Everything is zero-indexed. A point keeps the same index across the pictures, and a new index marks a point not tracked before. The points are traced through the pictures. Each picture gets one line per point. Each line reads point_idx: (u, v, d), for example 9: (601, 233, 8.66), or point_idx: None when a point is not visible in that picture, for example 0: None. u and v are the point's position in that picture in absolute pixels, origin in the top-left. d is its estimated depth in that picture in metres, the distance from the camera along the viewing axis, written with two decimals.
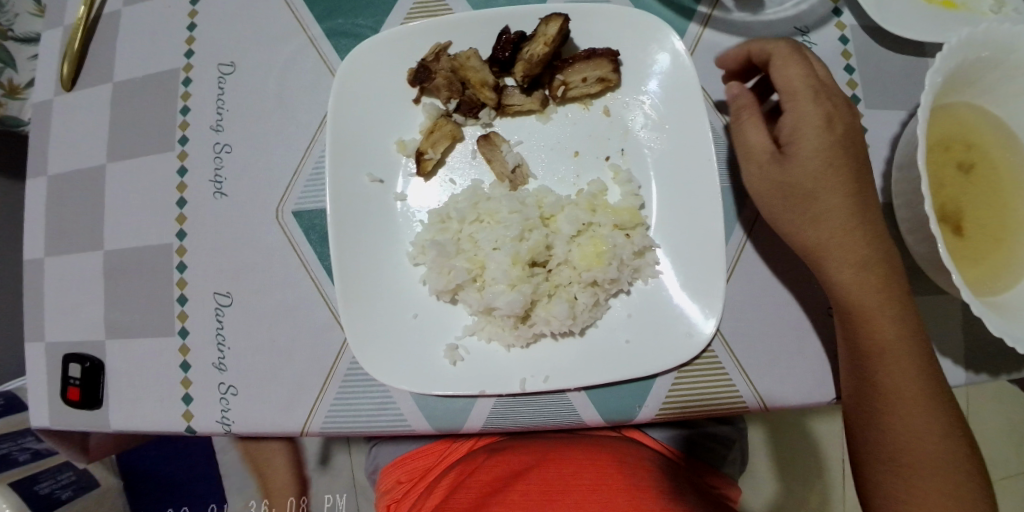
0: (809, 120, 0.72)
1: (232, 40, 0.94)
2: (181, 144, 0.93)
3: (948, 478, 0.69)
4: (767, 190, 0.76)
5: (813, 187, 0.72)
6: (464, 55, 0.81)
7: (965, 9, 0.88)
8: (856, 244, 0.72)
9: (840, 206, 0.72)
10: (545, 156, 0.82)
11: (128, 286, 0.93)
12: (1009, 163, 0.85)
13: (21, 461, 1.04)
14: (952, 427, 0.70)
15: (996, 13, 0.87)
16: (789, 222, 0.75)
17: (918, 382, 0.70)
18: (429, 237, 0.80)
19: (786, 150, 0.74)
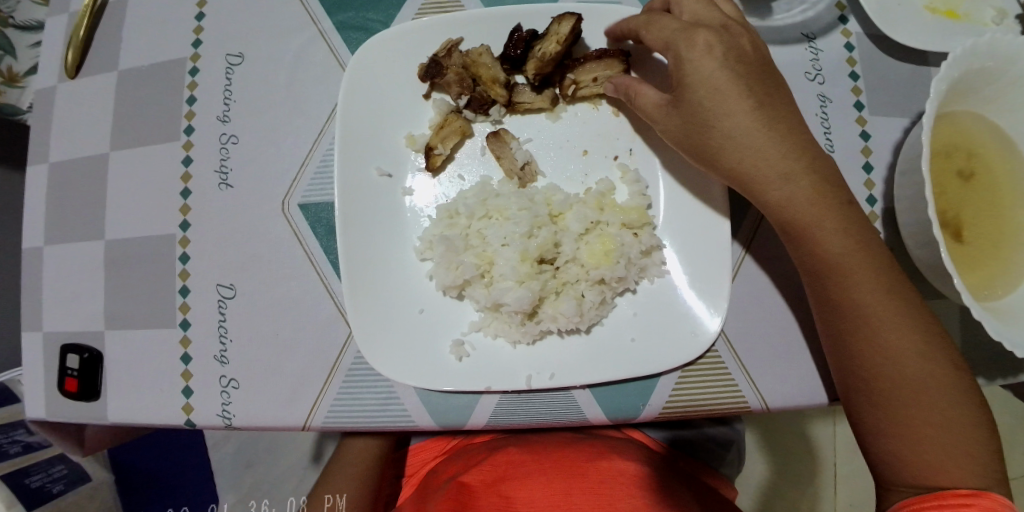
0: (700, 56, 0.71)
1: (241, 30, 0.93)
2: (186, 134, 0.92)
3: (934, 398, 0.68)
4: (682, 135, 0.74)
5: (724, 118, 0.71)
6: (477, 52, 0.81)
7: (967, 19, 0.89)
8: (776, 166, 0.71)
9: (754, 132, 0.71)
10: (554, 154, 0.83)
11: (130, 276, 0.92)
12: (1009, 170, 0.84)
13: (11, 454, 1.06)
14: (919, 348, 0.68)
15: (997, 24, 0.88)
16: (710, 161, 0.74)
17: (869, 305, 0.70)
18: (438, 232, 0.80)
19: (682, 91, 0.72)
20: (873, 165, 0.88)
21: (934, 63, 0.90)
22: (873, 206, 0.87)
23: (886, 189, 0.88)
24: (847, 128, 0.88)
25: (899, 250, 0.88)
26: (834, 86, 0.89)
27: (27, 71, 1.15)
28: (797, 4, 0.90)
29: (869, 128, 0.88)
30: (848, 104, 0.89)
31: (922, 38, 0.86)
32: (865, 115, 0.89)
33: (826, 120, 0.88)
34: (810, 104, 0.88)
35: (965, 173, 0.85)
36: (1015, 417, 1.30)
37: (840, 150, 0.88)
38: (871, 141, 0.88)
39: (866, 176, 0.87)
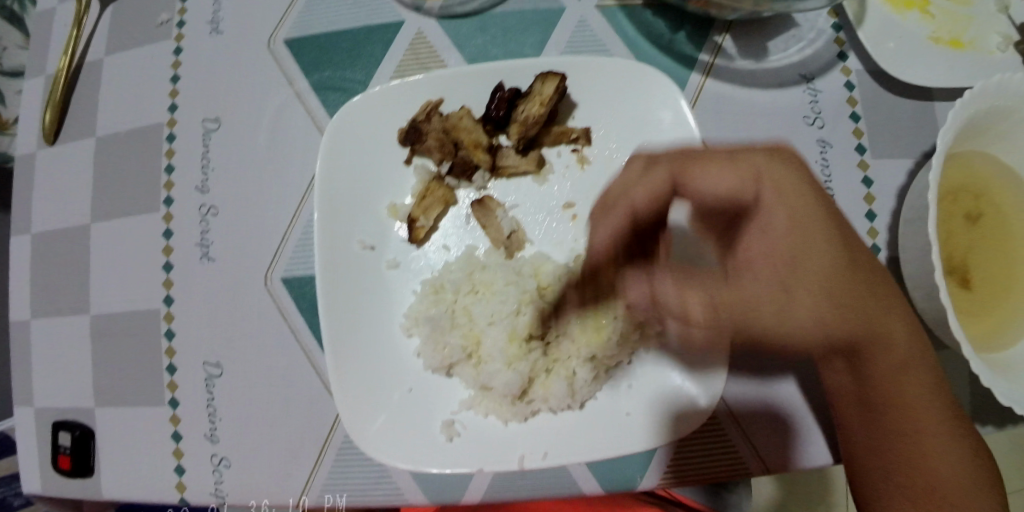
0: (772, 217, 0.61)
1: (217, 92, 0.90)
2: (166, 204, 0.90)
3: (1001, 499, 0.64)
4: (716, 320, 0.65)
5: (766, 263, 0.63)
6: (457, 116, 0.78)
7: (972, 47, 0.86)
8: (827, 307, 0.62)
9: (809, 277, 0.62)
10: (543, 220, 0.79)
11: (116, 351, 0.91)
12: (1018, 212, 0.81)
13: (15, 505, 1.11)
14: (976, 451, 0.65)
15: (1004, 51, 0.85)
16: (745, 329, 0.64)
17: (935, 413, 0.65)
18: (423, 308, 0.77)
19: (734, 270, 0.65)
20: (877, 212, 0.85)
21: (942, 97, 0.87)
22: (876, 255, 0.84)
23: (890, 237, 0.85)
24: (849, 174, 0.86)
25: (905, 299, 0.84)
26: (834, 130, 0.87)
27: (14, 120, 1.06)
28: (794, 42, 0.88)
29: (872, 173, 0.86)
30: (850, 147, 0.87)
31: (925, 75, 0.84)
32: (867, 159, 0.86)
33: (827, 167, 0.86)
34: (811, 152, 0.87)
35: (972, 214, 0.81)
36: None
37: (841, 200, 0.86)
38: (874, 188, 0.86)
39: (869, 224, 0.85)
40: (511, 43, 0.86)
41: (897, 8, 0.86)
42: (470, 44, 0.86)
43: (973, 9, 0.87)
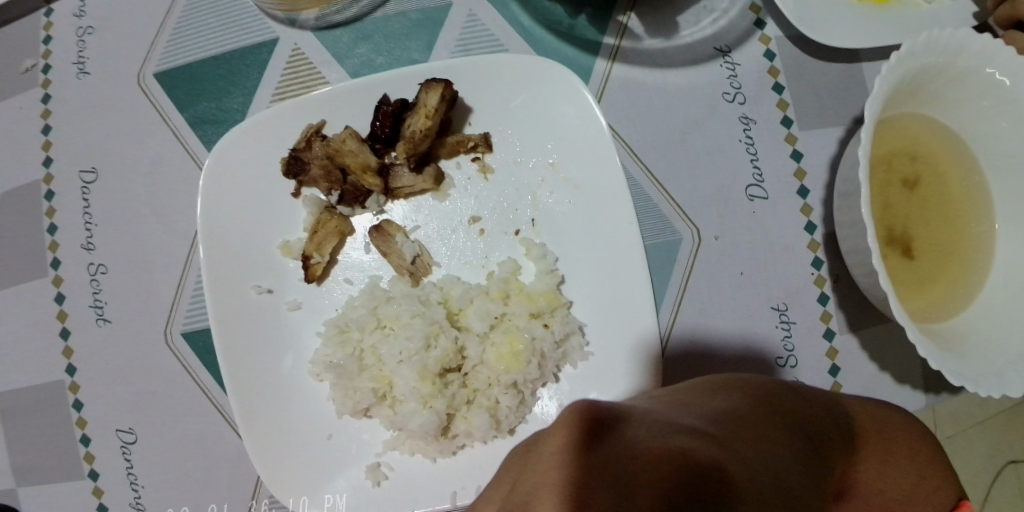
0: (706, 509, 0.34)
1: (91, 142, 0.84)
2: (54, 268, 0.83)
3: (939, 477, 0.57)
4: None
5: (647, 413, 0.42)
6: (339, 139, 0.71)
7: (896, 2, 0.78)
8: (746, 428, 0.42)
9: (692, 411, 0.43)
10: (449, 240, 0.73)
11: (27, 429, 0.85)
12: (962, 166, 0.73)
13: None
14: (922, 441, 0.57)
15: (931, 3, 0.77)
16: None
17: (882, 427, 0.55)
18: (328, 352, 0.71)
19: None
20: (809, 188, 0.80)
21: (869, 59, 0.81)
22: (812, 233, 0.79)
23: (825, 212, 0.80)
24: (777, 150, 0.81)
25: (846, 277, 0.79)
26: (757, 106, 0.81)
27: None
28: (706, 14, 0.81)
29: (800, 146, 0.80)
30: (775, 122, 0.81)
31: (844, 37, 0.77)
32: (794, 132, 0.81)
33: (752, 145, 0.80)
34: (733, 130, 0.81)
35: (905, 180, 0.74)
36: None
37: (770, 180, 0.80)
38: (804, 162, 0.80)
39: (802, 201, 0.80)
40: (396, 49, 0.79)
41: None
42: (352, 55, 0.79)
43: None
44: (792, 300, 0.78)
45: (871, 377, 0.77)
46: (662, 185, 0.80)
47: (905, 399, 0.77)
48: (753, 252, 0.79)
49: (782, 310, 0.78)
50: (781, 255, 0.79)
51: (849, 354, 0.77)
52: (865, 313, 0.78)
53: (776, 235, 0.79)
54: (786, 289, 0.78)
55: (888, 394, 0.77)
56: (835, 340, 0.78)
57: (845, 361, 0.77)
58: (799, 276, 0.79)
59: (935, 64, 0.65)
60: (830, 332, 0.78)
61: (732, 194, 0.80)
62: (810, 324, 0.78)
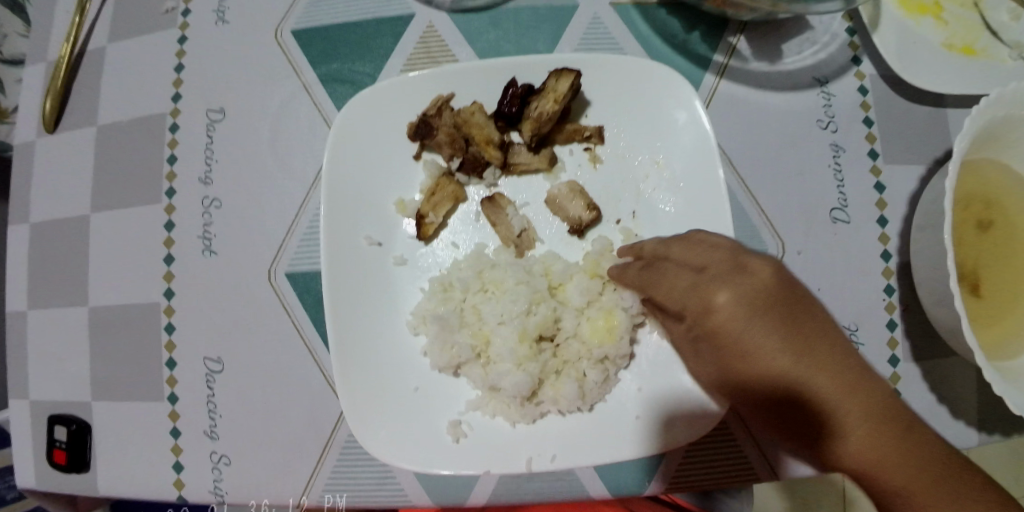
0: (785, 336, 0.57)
1: (221, 84, 0.89)
2: (168, 196, 0.88)
3: None
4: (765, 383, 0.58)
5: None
6: (468, 111, 0.76)
7: (984, 54, 0.86)
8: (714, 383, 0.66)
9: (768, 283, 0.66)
10: (554, 219, 0.78)
11: (114, 343, 0.89)
12: None
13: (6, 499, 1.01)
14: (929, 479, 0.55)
15: (1016, 60, 0.85)
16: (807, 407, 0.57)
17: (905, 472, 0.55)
18: (431, 306, 0.75)
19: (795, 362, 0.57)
20: (888, 218, 0.85)
21: (953, 104, 0.87)
22: (887, 261, 0.84)
23: (901, 243, 0.84)
24: (861, 180, 0.85)
25: (914, 306, 0.83)
26: (847, 135, 0.86)
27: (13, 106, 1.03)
28: (808, 46, 0.87)
29: (884, 178, 0.85)
30: (862, 152, 0.86)
31: (938, 80, 0.84)
32: (879, 164, 0.86)
33: (839, 171, 0.85)
34: (824, 155, 0.85)
35: (983, 223, 0.83)
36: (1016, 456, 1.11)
37: (853, 206, 0.85)
38: (885, 193, 0.85)
39: (880, 230, 0.84)
40: (523, 38, 0.85)
41: (911, 13, 0.86)
42: (482, 39, 0.85)
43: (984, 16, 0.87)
44: (862, 321, 0.83)
45: (930, 406, 0.81)
46: (755, 200, 0.85)
47: (952, 429, 0.81)
48: (832, 273, 0.83)
49: (853, 331, 0.83)
50: (856, 277, 0.84)
51: (911, 380, 0.82)
52: (925, 344, 0.83)
53: (852, 260, 0.84)
54: (857, 309, 0.83)
55: (944, 424, 0.81)
56: (899, 365, 0.82)
57: (906, 386, 0.82)
58: (870, 299, 0.83)
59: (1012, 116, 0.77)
60: (895, 357, 0.82)
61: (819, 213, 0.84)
62: (876, 346, 0.82)
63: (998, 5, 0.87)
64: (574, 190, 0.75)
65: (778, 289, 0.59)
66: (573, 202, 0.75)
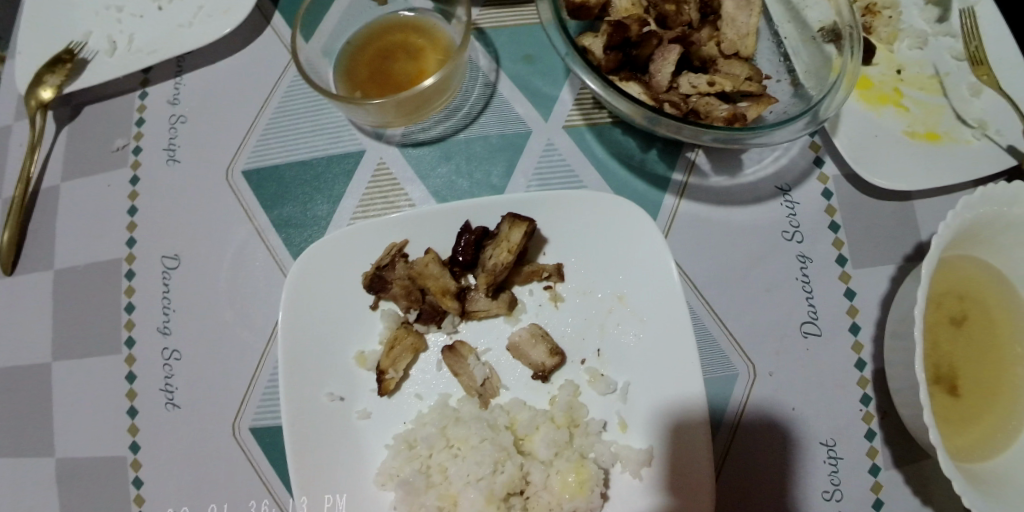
0: None
1: (176, 228, 0.88)
2: (129, 345, 0.87)
3: None
4: None
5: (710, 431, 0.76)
6: (422, 262, 0.75)
7: (947, 137, 0.85)
8: None
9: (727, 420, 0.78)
10: (517, 364, 0.76)
11: (82, 498, 0.87)
12: (1002, 308, 0.82)
13: None
14: None
15: (980, 139, 0.84)
16: None
17: None
18: (396, 465, 0.73)
19: None
20: (861, 325, 0.82)
21: (920, 196, 0.85)
22: (862, 370, 0.81)
23: (875, 349, 0.81)
24: (832, 289, 0.82)
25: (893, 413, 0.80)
26: (814, 244, 0.83)
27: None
28: (769, 153, 0.85)
29: (855, 284, 0.83)
30: (830, 260, 0.83)
31: (900, 172, 0.82)
32: (848, 270, 0.83)
33: (807, 283, 0.82)
34: (790, 268, 0.82)
35: (957, 318, 0.83)
36: None
37: (824, 318, 0.82)
38: (857, 299, 0.82)
39: (853, 337, 0.81)
40: (475, 172, 0.83)
41: (871, 104, 0.86)
42: (434, 175, 0.84)
43: (943, 98, 0.87)
44: (840, 436, 0.79)
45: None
46: (728, 330, 0.80)
47: None
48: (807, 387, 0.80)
49: (830, 446, 0.79)
50: (832, 391, 0.80)
51: (894, 487, 0.78)
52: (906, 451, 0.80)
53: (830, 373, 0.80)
54: (830, 423, 0.79)
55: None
56: (880, 474, 0.78)
57: (889, 495, 0.78)
58: (846, 412, 0.80)
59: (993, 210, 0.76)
60: (875, 466, 0.78)
61: (787, 327, 0.81)
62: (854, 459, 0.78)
63: (960, 81, 0.87)
64: (536, 335, 0.74)
65: None
66: (534, 348, 0.74)
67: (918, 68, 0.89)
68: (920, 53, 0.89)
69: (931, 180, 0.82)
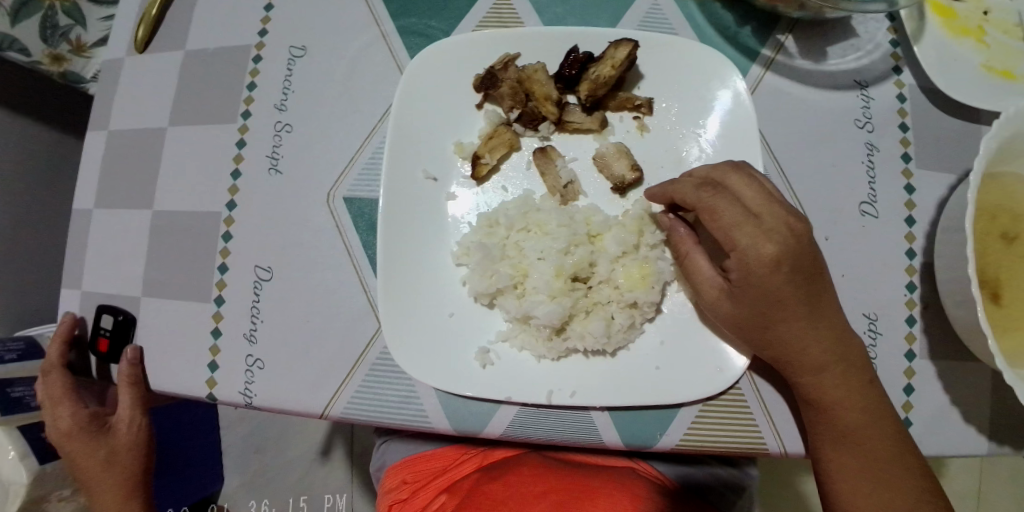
0: (763, 259, 0.69)
1: (305, 24, 0.97)
2: (243, 118, 0.96)
3: (877, 422, 0.73)
4: (748, 312, 0.73)
5: (742, 251, 0.70)
6: (533, 69, 0.84)
7: None
8: (743, 315, 0.73)
9: (764, 254, 0.69)
10: (597, 176, 0.85)
11: (170, 246, 0.95)
12: None
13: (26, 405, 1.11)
14: (848, 377, 0.73)
15: None
16: (768, 332, 0.73)
17: (827, 378, 0.73)
18: (476, 239, 0.83)
19: (742, 289, 0.72)
20: (916, 218, 0.87)
21: (988, 120, 0.90)
22: (912, 258, 0.86)
23: (926, 244, 0.87)
24: (893, 180, 0.88)
25: (934, 306, 0.86)
26: (882, 136, 0.89)
27: (96, 43, 1.19)
28: (852, 51, 0.91)
29: (914, 181, 0.88)
30: (895, 155, 0.89)
31: (973, 93, 0.88)
32: (911, 168, 0.88)
33: (872, 168, 0.88)
34: (857, 152, 0.88)
35: (1009, 235, 0.85)
36: (1009, 488, 1.32)
37: (882, 202, 0.88)
38: (915, 195, 0.88)
39: (908, 228, 0.87)
40: (586, 16, 0.92)
41: (955, 34, 0.90)
42: (549, 12, 0.93)
43: None
44: (881, 312, 0.85)
45: (943, 408, 0.84)
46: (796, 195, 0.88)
47: (955, 428, 0.83)
48: (860, 261, 0.87)
49: (871, 320, 0.86)
50: (880, 269, 0.86)
51: (925, 377, 0.84)
52: (939, 347, 0.85)
53: (879, 254, 0.87)
54: (878, 300, 0.86)
55: (954, 424, 0.83)
56: (914, 361, 0.85)
57: (919, 383, 0.84)
58: (892, 294, 0.86)
59: None
60: (911, 352, 0.85)
61: (845, 205, 0.88)
62: (894, 337, 0.85)
63: None
64: (621, 151, 0.81)
65: (787, 253, 0.69)
66: (618, 162, 0.81)
67: (1004, 14, 0.93)
68: (1009, 0, 0.93)
69: (996, 106, 0.87)
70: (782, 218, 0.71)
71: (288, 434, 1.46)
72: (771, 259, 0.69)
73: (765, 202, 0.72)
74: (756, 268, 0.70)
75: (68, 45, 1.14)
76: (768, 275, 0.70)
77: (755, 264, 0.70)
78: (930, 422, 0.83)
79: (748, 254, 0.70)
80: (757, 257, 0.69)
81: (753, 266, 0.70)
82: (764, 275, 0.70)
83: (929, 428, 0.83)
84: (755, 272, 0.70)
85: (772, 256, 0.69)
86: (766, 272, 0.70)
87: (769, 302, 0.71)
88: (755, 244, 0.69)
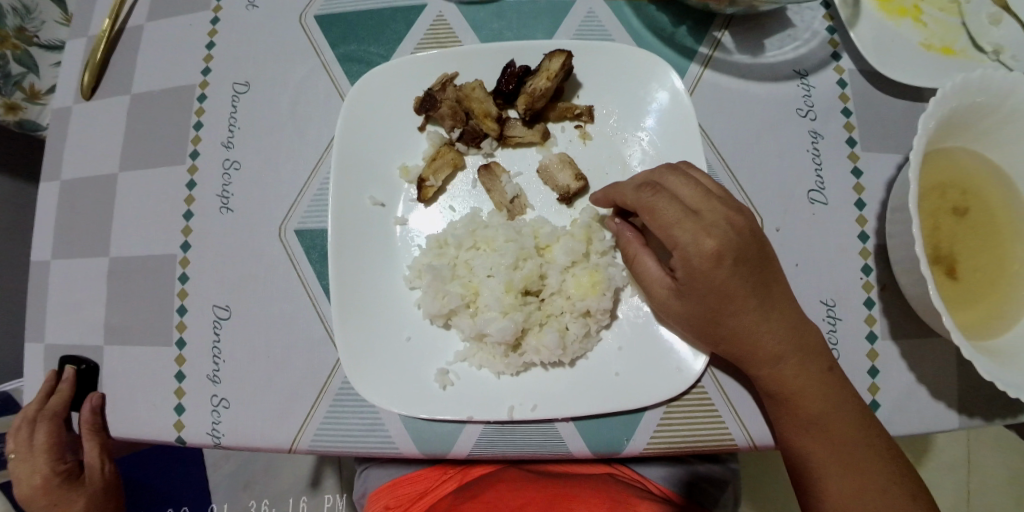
0: (704, 255, 0.69)
1: (247, 59, 0.97)
2: (192, 157, 0.96)
3: (837, 408, 0.73)
4: (696, 309, 0.73)
5: (683, 248, 0.70)
6: (470, 87, 0.84)
7: (962, 54, 0.90)
8: (692, 312, 0.73)
9: (704, 249, 0.69)
10: (544, 188, 0.85)
11: (129, 291, 0.95)
12: (1003, 201, 0.85)
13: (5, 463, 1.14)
14: (804, 366, 0.73)
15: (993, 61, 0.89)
16: (718, 326, 0.73)
17: (782, 368, 0.73)
18: (426, 260, 0.83)
19: (688, 286, 0.72)
20: (866, 201, 0.88)
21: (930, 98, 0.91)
22: (865, 242, 0.87)
23: (878, 226, 0.87)
24: (840, 166, 0.89)
25: (891, 286, 0.86)
26: (826, 123, 0.90)
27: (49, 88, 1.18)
28: (789, 41, 0.92)
29: (861, 164, 0.89)
30: (840, 140, 0.89)
31: (909, 75, 0.88)
32: (857, 151, 0.89)
33: (818, 156, 0.89)
34: (803, 141, 0.89)
35: (960, 209, 0.86)
36: (999, 457, 1.33)
37: (831, 188, 0.88)
38: (863, 178, 0.88)
39: (858, 212, 0.88)
40: (523, 29, 0.93)
41: (891, 16, 0.91)
42: (486, 28, 0.93)
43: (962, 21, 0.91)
44: (839, 298, 0.86)
45: (910, 387, 0.84)
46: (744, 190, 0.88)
47: (923, 406, 0.83)
48: (814, 249, 0.87)
49: (830, 306, 0.86)
50: (835, 255, 0.87)
51: (888, 358, 0.84)
52: (900, 327, 0.85)
53: (833, 241, 0.87)
54: (835, 286, 0.86)
55: (922, 402, 0.83)
56: (876, 343, 0.85)
57: (883, 365, 0.84)
58: (848, 279, 0.86)
59: (983, 104, 0.81)
60: (873, 334, 0.85)
61: (795, 195, 0.88)
62: (854, 322, 0.85)
63: (980, 9, 0.91)
64: (564, 161, 0.81)
65: (727, 246, 0.70)
66: (562, 172, 0.82)
67: None
68: None
69: (934, 84, 0.88)
70: (720, 212, 0.71)
71: (276, 466, 1.44)
72: (712, 254, 0.69)
73: (702, 198, 0.72)
74: (699, 264, 0.70)
75: (22, 93, 1.15)
76: (710, 270, 0.70)
77: (697, 260, 0.70)
78: (898, 403, 0.83)
79: (690, 251, 0.70)
80: (698, 254, 0.70)
81: (695, 262, 0.70)
82: (707, 270, 0.70)
83: (896, 409, 0.83)
84: (698, 268, 0.70)
85: (712, 251, 0.69)
86: (708, 266, 0.70)
87: (716, 297, 0.71)
88: (694, 240, 0.70)
